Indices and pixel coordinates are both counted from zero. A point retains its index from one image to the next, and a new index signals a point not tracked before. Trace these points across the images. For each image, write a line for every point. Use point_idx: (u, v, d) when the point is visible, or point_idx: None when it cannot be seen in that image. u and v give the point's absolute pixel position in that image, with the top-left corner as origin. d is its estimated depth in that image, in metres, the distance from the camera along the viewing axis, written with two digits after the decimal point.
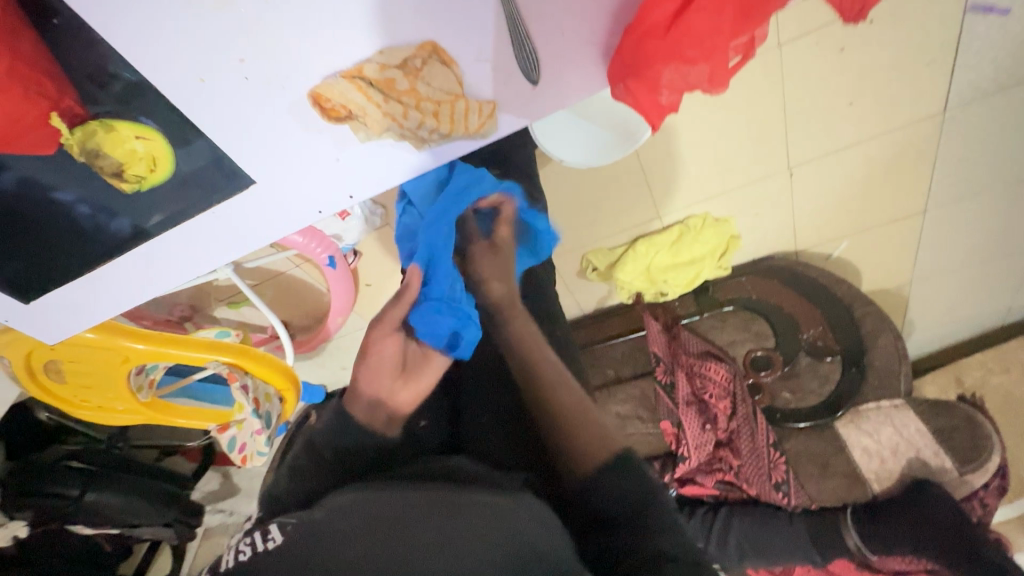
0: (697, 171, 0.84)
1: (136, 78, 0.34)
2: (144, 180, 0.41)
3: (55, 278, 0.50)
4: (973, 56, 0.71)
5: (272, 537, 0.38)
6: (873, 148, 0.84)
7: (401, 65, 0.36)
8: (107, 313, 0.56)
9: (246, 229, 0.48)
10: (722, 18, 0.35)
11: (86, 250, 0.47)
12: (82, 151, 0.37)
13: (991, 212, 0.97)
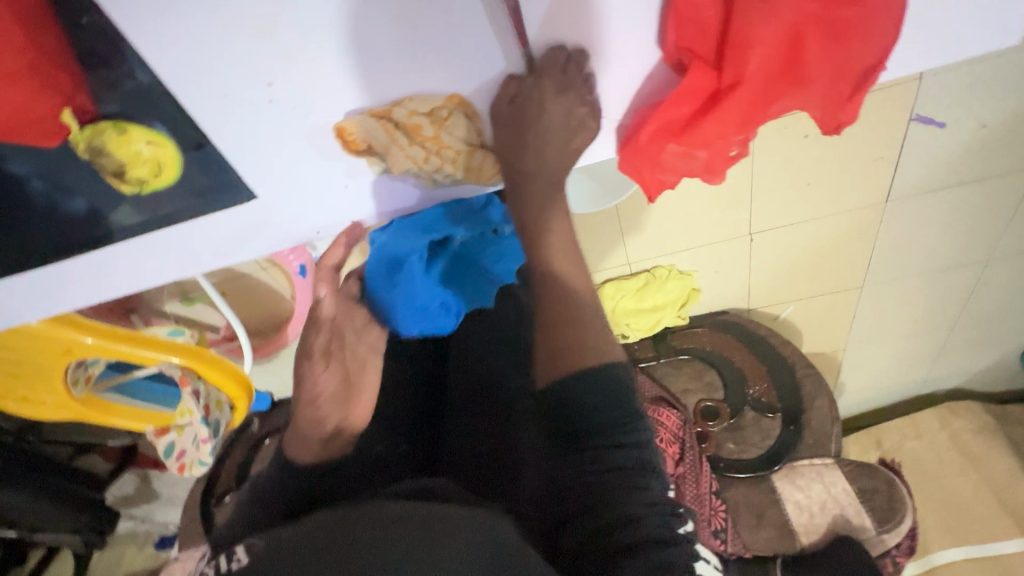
0: (668, 226, 0.89)
1: (151, 81, 0.34)
2: (145, 183, 0.40)
3: (18, 262, 0.47)
4: (914, 158, 0.81)
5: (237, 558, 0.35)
6: (823, 226, 0.93)
7: (428, 113, 0.39)
8: (64, 304, 0.53)
9: (233, 242, 0.47)
10: (727, 126, 0.39)
11: (53, 239, 0.45)
12: (87, 147, 0.37)
13: (917, 295, 1.08)
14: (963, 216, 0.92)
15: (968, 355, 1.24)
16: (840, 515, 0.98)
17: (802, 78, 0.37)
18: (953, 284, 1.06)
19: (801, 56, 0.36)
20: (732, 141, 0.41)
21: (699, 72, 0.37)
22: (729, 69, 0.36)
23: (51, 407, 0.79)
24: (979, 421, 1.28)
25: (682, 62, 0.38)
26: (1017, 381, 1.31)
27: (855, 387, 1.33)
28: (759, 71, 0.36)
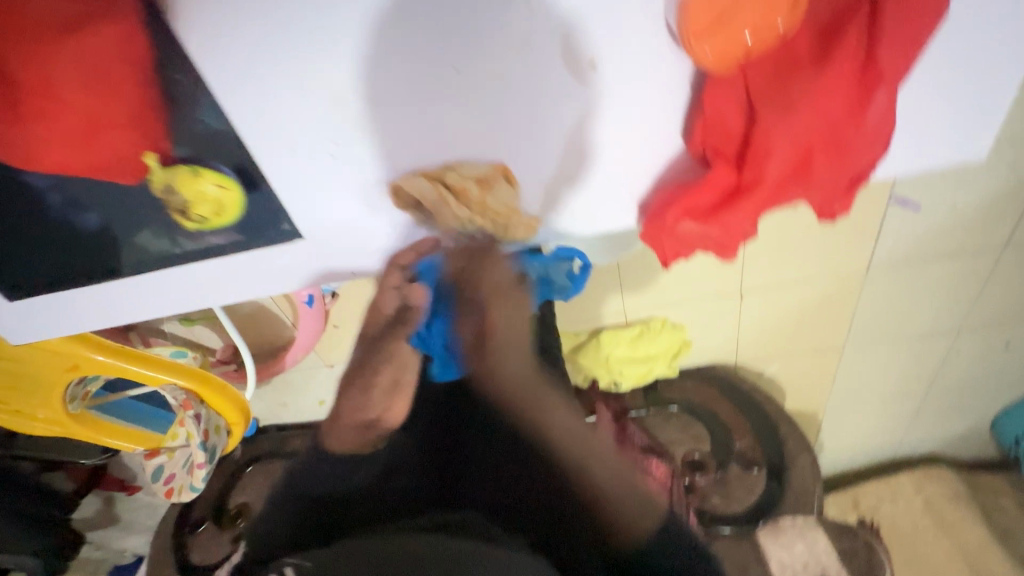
0: (664, 281, 0.95)
1: (224, 128, 0.37)
2: (208, 222, 0.44)
3: (58, 282, 0.49)
4: (891, 234, 0.88)
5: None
6: (808, 290, 0.99)
7: (477, 180, 0.41)
8: (92, 323, 0.55)
9: (267, 277, 0.49)
10: (747, 214, 0.40)
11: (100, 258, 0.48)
12: (162, 187, 0.39)
13: (893, 360, 1.14)
14: (935, 289, 0.99)
15: (940, 420, 1.29)
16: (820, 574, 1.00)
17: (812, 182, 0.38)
18: (925, 352, 1.12)
19: (816, 172, 0.36)
20: (746, 226, 0.42)
21: (721, 171, 0.37)
22: (749, 172, 0.36)
23: (42, 422, 0.78)
24: (950, 487, 1.31)
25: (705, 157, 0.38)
26: (985, 448, 1.36)
27: (833, 446, 1.37)
28: (778, 176, 0.37)
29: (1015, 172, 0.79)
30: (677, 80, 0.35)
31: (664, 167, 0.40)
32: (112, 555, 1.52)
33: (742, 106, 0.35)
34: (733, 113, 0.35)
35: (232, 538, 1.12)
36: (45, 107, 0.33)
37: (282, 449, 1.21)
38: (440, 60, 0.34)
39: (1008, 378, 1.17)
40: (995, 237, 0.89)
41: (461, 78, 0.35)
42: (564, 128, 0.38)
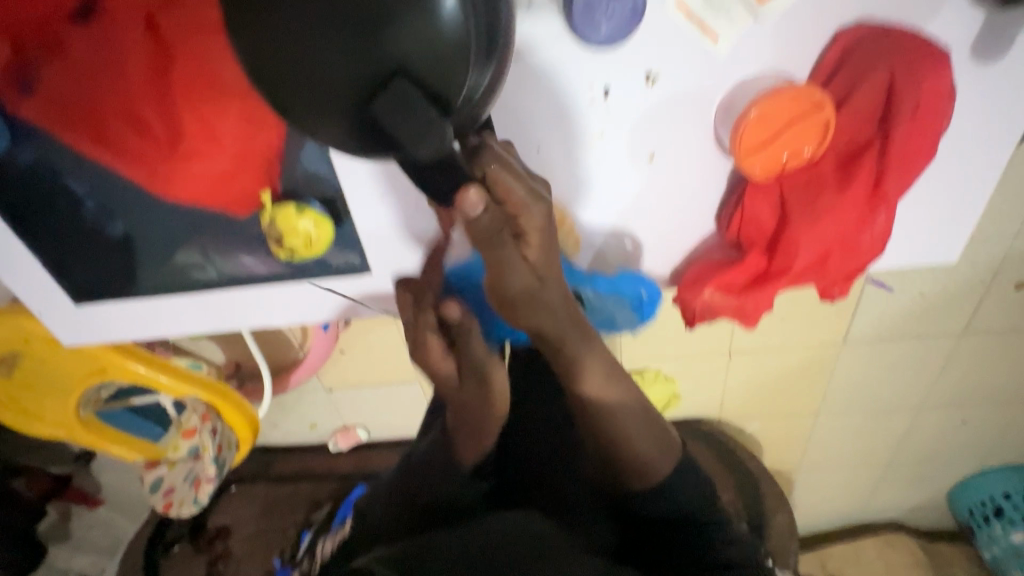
0: (660, 336, 1.02)
1: (323, 176, 0.43)
2: (296, 253, 0.48)
3: (130, 289, 0.54)
4: (866, 312, 0.98)
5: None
6: (790, 356, 1.07)
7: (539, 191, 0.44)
8: (139, 332, 0.57)
9: (331, 302, 0.53)
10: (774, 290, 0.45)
11: (177, 268, 0.52)
12: (269, 218, 0.46)
13: (863, 429, 1.22)
14: (904, 365, 1.08)
15: (905, 490, 1.36)
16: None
17: (827, 275, 0.43)
18: (893, 424, 1.21)
19: (833, 267, 0.42)
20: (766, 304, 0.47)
21: (754, 256, 0.43)
22: (779, 260, 0.42)
23: (50, 425, 0.77)
24: (912, 555, 1.37)
25: (739, 244, 0.44)
26: (943, 520, 1.43)
27: (806, 506, 1.43)
28: (803, 264, 0.42)
29: (972, 267, 0.90)
30: (716, 178, 0.42)
31: (697, 246, 0.46)
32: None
33: (776, 206, 0.41)
34: (767, 210, 0.41)
35: (210, 561, 1.09)
36: (202, 149, 0.42)
37: (268, 472, 1.19)
38: (529, 141, 0.41)
39: (967, 455, 1.25)
40: (956, 324, 1.00)
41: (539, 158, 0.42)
42: (618, 208, 0.44)
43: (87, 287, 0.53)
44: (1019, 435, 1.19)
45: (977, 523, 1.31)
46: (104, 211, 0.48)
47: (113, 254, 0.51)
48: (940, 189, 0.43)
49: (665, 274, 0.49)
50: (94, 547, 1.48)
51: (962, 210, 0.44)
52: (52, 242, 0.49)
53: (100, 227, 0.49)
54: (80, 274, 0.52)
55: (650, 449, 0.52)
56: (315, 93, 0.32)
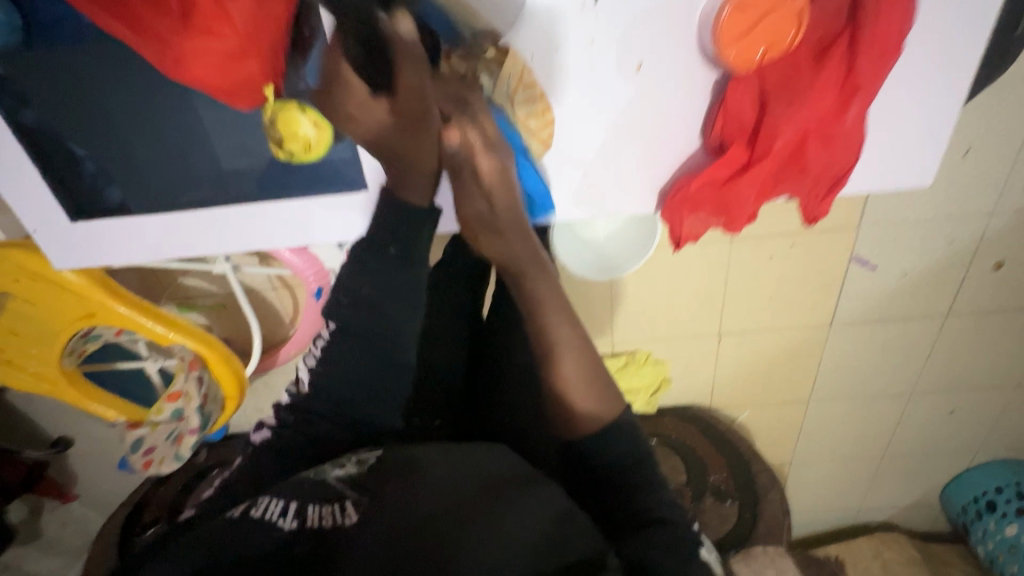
0: (650, 314, 1.03)
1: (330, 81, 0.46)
2: (296, 155, 0.52)
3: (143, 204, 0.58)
4: (852, 291, 1.00)
5: (347, 514, 0.38)
6: (779, 338, 1.08)
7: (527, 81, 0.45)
8: (146, 250, 0.61)
9: (326, 222, 0.57)
10: (756, 186, 0.47)
11: (185, 194, 0.58)
12: (271, 115, 0.48)
13: (853, 419, 1.22)
14: (892, 349, 1.09)
15: (897, 486, 1.35)
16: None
17: (803, 168, 0.46)
18: (882, 413, 1.20)
19: (809, 153, 0.45)
20: (749, 207, 0.49)
21: (737, 149, 0.46)
22: (760, 148, 0.45)
23: (30, 376, 0.75)
24: (908, 555, 1.34)
25: (723, 145, 0.46)
26: (938, 519, 1.41)
27: (799, 503, 1.41)
28: (781, 151, 0.45)
29: (953, 245, 0.92)
30: (700, 86, 0.44)
31: (684, 160, 0.48)
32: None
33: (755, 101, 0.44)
34: (749, 105, 0.44)
35: None
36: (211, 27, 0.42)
37: None
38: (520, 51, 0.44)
39: (957, 447, 1.25)
40: (940, 304, 1.01)
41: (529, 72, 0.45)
42: (609, 115, 0.46)
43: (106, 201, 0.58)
44: (1005, 425, 1.20)
45: (971, 519, 1.28)
46: (125, 130, 0.54)
47: (127, 173, 0.56)
48: (916, 98, 0.45)
49: (652, 194, 0.50)
50: (63, 548, 1.40)
51: (936, 125, 0.46)
52: (71, 162, 0.55)
53: (111, 161, 0.55)
54: (94, 195, 0.57)
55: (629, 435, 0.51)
56: None
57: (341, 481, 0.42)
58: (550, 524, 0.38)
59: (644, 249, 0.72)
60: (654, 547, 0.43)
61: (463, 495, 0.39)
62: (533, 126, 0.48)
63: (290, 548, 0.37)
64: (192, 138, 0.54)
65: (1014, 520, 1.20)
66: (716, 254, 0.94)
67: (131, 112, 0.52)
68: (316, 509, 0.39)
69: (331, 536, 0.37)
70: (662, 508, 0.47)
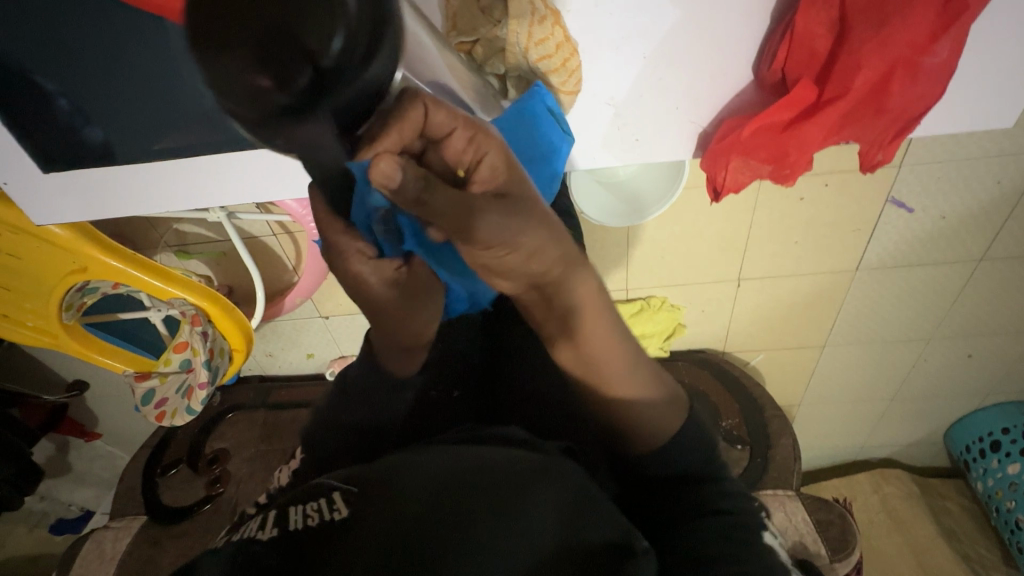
0: (668, 260, 0.98)
1: None
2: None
3: (124, 151, 0.53)
4: (883, 235, 0.94)
5: (335, 509, 0.34)
6: (800, 284, 1.04)
7: (542, 15, 0.37)
8: (130, 202, 0.56)
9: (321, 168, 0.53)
10: (821, 130, 0.40)
11: (172, 139, 0.52)
12: None
13: (866, 363, 1.21)
14: (916, 294, 1.05)
15: (903, 426, 1.37)
16: (797, 541, 0.99)
17: (881, 111, 0.38)
18: (897, 357, 1.19)
19: (892, 94, 0.37)
20: (807, 155, 0.42)
21: (803, 89, 0.38)
22: (834, 87, 0.38)
23: (30, 330, 0.73)
24: (905, 488, 1.39)
25: (783, 82, 0.39)
26: (939, 457, 1.44)
27: (805, 441, 1.44)
28: (859, 91, 0.37)
29: (1000, 186, 0.85)
30: (759, 7, 0.37)
31: (730, 98, 0.42)
32: (58, 509, 1.41)
33: (829, 27, 0.36)
34: (822, 32, 0.37)
35: (208, 483, 1.07)
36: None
37: (267, 399, 1.16)
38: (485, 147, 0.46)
39: (969, 390, 1.24)
40: (974, 249, 0.96)
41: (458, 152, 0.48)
42: (650, 47, 0.40)
43: (82, 148, 0.52)
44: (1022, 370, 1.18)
45: (973, 457, 1.31)
46: (95, 65, 0.47)
47: (107, 113, 0.50)
48: (987, 27, 0.39)
49: (692, 136, 0.44)
50: (94, 480, 1.46)
51: (1004, 59, 0.41)
52: (41, 102, 0.49)
53: (84, 103, 0.49)
54: (73, 138, 0.51)
55: (665, 405, 0.44)
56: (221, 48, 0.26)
57: (332, 481, 0.37)
58: (559, 516, 0.34)
59: (671, 191, 0.66)
60: (719, 539, 0.40)
61: (462, 484, 0.34)
62: (556, 82, 0.40)
63: (264, 558, 0.31)
64: (172, 77, 0.48)
65: (1016, 460, 1.22)
66: (743, 195, 0.88)
67: (100, 44, 0.46)
68: (299, 509, 0.34)
69: (315, 535, 0.32)
70: (720, 498, 0.44)
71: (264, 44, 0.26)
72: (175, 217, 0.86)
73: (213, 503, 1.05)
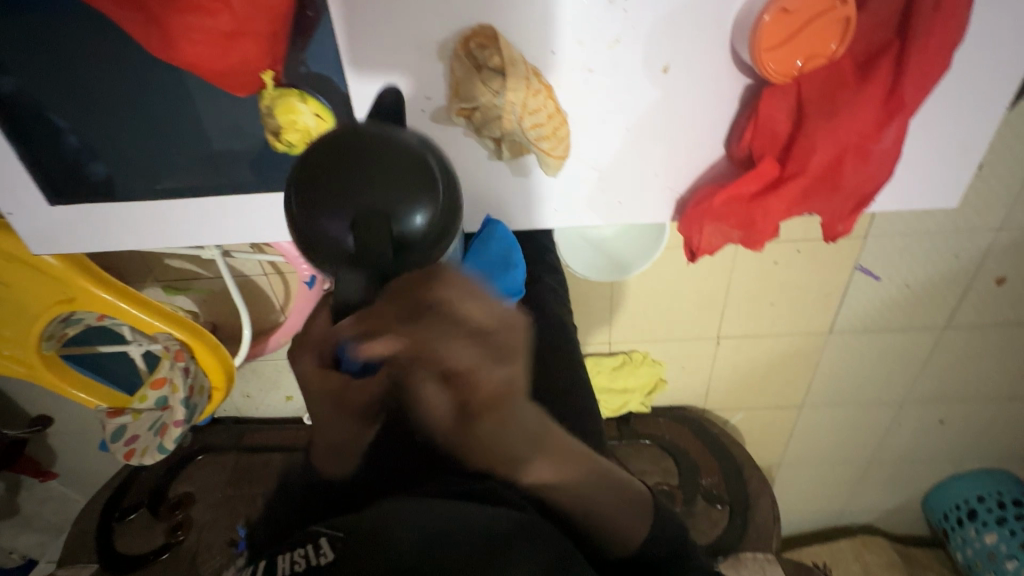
0: (650, 316, 1.01)
1: (319, 71, 0.43)
2: (295, 149, 0.46)
3: (126, 188, 0.54)
4: (852, 300, 0.99)
5: (322, 554, 0.32)
6: (776, 343, 1.07)
7: (537, 86, 0.41)
8: (125, 238, 0.57)
9: None
10: (781, 201, 0.44)
11: (172, 180, 0.54)
12: (267, 103, 0.43)
13: (842, 426, 1.23)
14: (887, 357, 1.09)
15: (882, 492, 1.37)
16: None
17: (834, 187, 0.42)
18: (873, 420, 1.21)
19: (845, 174, 0.42)
20: (772, 224, 0.46)
21: (767, 165, 0.42)
22: (793, 165, 0.42)
23: (5, 360, 0.72)
24: (887, 557, 1.37)
25: (750, 157, 0.43)
26: (918, 524, 1.44)
27: (788, 504, 1.43)
28: (816, 168, 0.42)
29: (959, 259, 0.91)
30: (728, 90, 0.42)
31: (701, 169, 0.46)
32: None
33: (790, 112, 0.40)
34: (782, 117, 0.41)
35: (167, 531, 1.01)
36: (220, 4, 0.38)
37: (239, 441, 1.12)
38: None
39: (943, 456, 1.27)
40: (938, 317, 1.01)
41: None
42: (631, 118, 0.44)
43: (86, 186, 0.54)
44: (992, 437, 1.21)
45: (951, 525, 1.30)
46: (112, 107, 0.50)
47: (115, 150, 0.53)
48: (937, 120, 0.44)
49: (669, 201, 0.48)
50: (43, 525, 1.37)
51: (950, 146, 0.45)
52: (54, 137, 0.51)
53: (95, 141, 0.52)
54: (78, 172, 0.53)
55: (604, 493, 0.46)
56: (328, 197, 0.37)
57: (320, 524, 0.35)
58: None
59: (651, 251, 0.70)
60: None
61: (451, 539, 0.33)
62: (546, 147, 0.44)
63: None
64: (183, 124, 0.51)
65: (993, 529, 1.22)
66: (721, 257, 0.93)
67: (121, 91, 0.49)
68: (287, 557, 0.33)
69: None
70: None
71: (358, 214, 0.37)
72: (167, 252, 0.87)
73: (170, 553, 0.99)
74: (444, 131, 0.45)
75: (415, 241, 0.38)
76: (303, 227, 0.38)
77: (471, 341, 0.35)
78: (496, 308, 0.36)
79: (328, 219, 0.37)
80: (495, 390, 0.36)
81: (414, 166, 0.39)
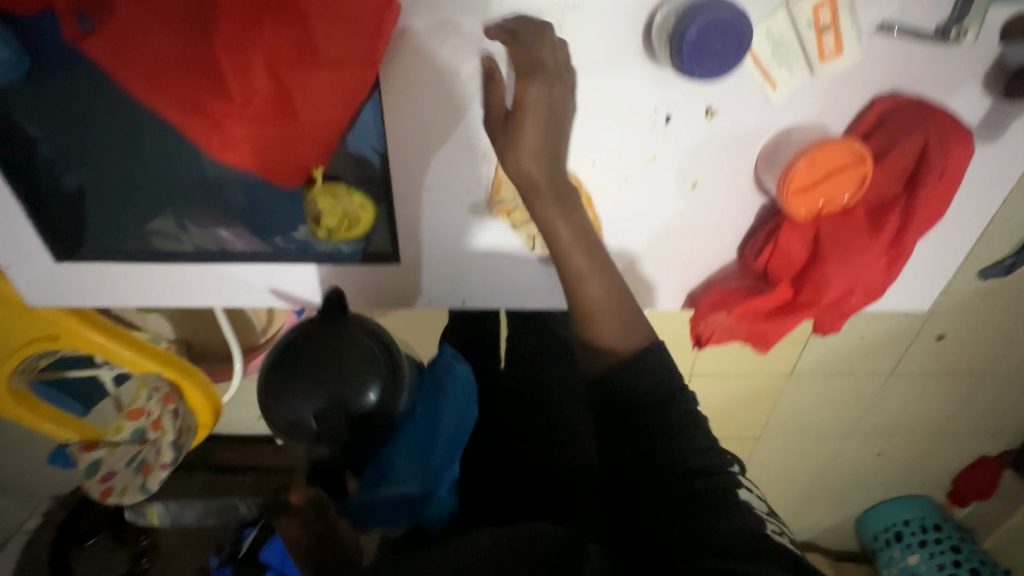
0: None
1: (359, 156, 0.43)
2: (334, 234, 0.46)
3: (112, 248, 0.49)
4: (813, 345, 1.07)
5: None
6: (742, 380, 1.14)
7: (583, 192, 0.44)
8: (108, 297, 0.53)
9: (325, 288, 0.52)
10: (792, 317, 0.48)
11: (172, 243, 0.49)
12: (311, 194, 0.44)
13: (793, 454, 1.33)
14: (838, 396, 1.18)
15: (822, 513, 1.49)
16: None
17: (840, 309, 0.47)
18: (820, 450, 1.31)
19: (848, 304, 0.47)
20: (778, 331, 0.51)
21: (783, 288, 0.47)
22: (808, 294, 0.46)
23: None
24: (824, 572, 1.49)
25: (764, 273, 0.47)
26: (850, 542, 1.57)
27: None
28: (827, 296, 0.46)
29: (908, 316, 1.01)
30: (747, 206, 0.46)
31: (716, 269, 0.49)
32: None
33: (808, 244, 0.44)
34: (799, 246, 0.45)
35: (130, 557, 0.98)
36: (290, 116, 0.39)
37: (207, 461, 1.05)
38: (456, 295, 0.51)
39: (875, 483, 1.39)
40: (886, 364, 1.11)
41: (440, 299, 0.52)
42: (658, 224, 0.47)
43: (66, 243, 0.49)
44: (920, 468, 1.35)
45: (879, 545, 1.45)
46: None
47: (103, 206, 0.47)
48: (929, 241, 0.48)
49: (681, 294, 0.51)
50: None
51: (935, 264, 0.50)
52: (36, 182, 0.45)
53: None
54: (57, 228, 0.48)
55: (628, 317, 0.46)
56: (294, 379, 0.47)
57: None
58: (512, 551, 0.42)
59: None
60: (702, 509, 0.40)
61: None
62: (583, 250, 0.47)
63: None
64: None
65: (915, 550, 1.38)
66: None
67: (115, 142, 0.43)
68: None
69: None
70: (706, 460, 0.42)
71: (323, 391, 0.47)
72: None
73: None
74: (480, 222, 0.46)
75: (370, 408, 0.48)
76: (272, 403, 0.47)
77: (333, 400, 0.47)
78: (353, 351, 0.48)
79: (298, 400, 0.47)
80: (373, 410, 0.48)
81: (362, 344, 0.49)
